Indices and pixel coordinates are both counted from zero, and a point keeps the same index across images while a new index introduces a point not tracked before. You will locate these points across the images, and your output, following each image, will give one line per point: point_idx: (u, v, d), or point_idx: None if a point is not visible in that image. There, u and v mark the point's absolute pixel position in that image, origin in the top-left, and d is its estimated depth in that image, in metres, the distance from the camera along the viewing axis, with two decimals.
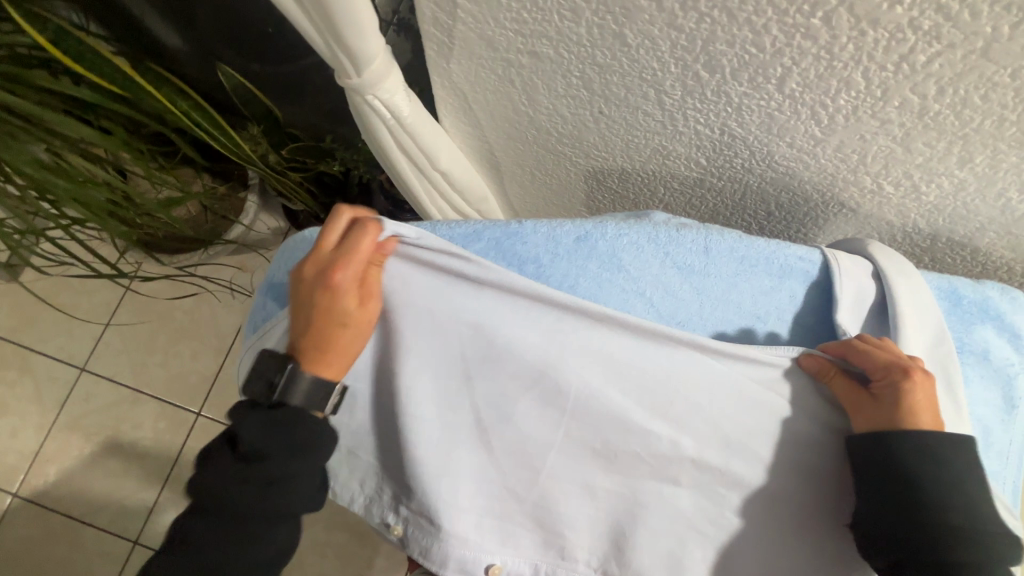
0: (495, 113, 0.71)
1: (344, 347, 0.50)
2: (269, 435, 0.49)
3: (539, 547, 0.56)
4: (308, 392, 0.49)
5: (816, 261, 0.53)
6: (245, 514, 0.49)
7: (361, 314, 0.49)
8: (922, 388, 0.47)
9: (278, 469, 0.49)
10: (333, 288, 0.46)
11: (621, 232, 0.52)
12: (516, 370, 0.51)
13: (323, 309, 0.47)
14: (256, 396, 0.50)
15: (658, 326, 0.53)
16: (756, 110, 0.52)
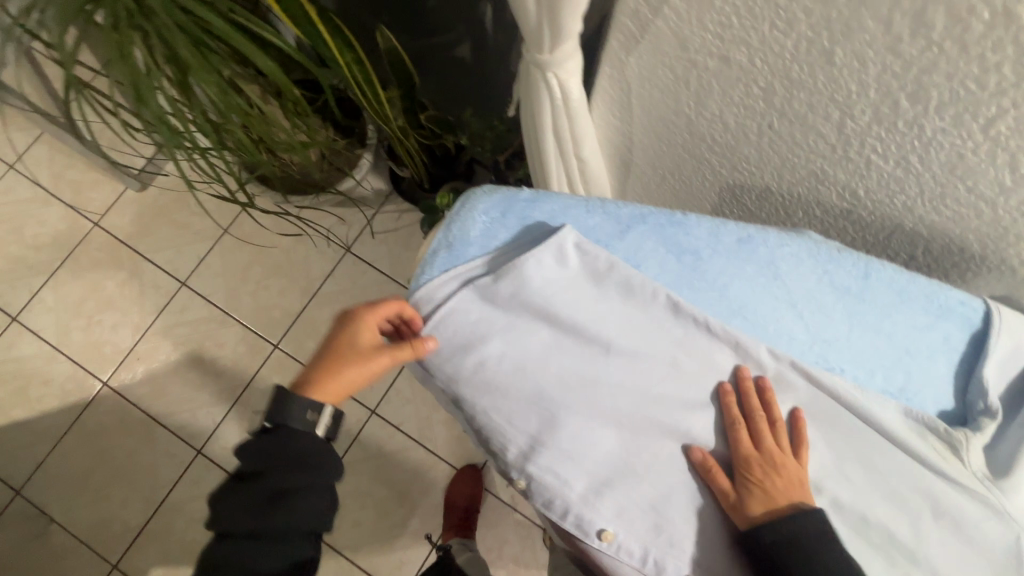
0: (653, 111, 0.73)
1: (349, 378, 0.57)
2: (274, 455, 0.56)
3: (652, 534, 0.51)
4: (302, 412, 0.56)
5: (979, 310, 0.52)
6: (265, 528, 0.54)
7: (369, 359, 0.56)
8: (769, 478, 0.50)
9: (284, 480, 0.55)
10: (359, 324, 0.57)
11: (782, 242, 0.54)
12: (657, 339, 0.53)
13: (343, 336, 0.57)
14: (263, 429, 0.57)
15: (804, 339, 0.53)
16: (946, 148, 0.52)
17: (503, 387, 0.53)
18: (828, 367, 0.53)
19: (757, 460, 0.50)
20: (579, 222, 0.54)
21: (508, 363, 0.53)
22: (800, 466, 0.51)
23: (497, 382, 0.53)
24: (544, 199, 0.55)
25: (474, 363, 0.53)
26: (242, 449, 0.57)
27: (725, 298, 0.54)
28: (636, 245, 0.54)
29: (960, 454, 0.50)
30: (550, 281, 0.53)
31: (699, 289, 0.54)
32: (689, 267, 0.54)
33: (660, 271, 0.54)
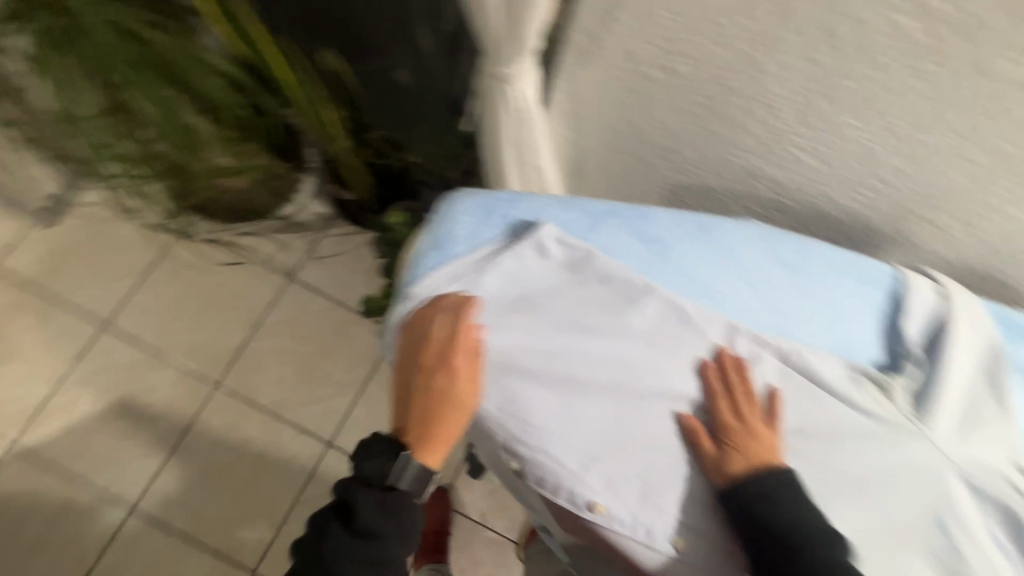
0: (603, 120, 0.80)
1: (455, 426, 0.52)
2: (378, 518, 0.49)
3: (639, 501, 0.52)
4: (411, 479, 0.50)
5: (891, 276, 0.62)
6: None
7: (467, 396, 0.51)
8: (746, 439, 0.52)
9: (389, 552, 0.49)
10: (428, 370, 0.51)
11: (733, 228, 0.61)
12: (635, 317, 0.56)
13: (419, 393, 0.51)
14: (370, 476, 0.50)
15: (761, 312, 0.59)
16: (856, 141, 0.62)
17: (494, 373, 0.53)
18: (784, 335, 0.59)
19: (737, 423, 0.53)
20: (556, 217, 0.58)
21: (496, 352, 0.53)
22: (776, 432, 0.54)
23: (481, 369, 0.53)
24: (523, 199, 0.59)
25: None
26: (348, 480, 0.51)
27: (691, 279, 0.59)
28: (608, 235, 0.58)
29: (890, 396, 0.57)
30: (530, 272, 0.55)
31: (668, 270, 0.58)
32: (657, 253, 0.59)
33: (630, 257, 0.58)
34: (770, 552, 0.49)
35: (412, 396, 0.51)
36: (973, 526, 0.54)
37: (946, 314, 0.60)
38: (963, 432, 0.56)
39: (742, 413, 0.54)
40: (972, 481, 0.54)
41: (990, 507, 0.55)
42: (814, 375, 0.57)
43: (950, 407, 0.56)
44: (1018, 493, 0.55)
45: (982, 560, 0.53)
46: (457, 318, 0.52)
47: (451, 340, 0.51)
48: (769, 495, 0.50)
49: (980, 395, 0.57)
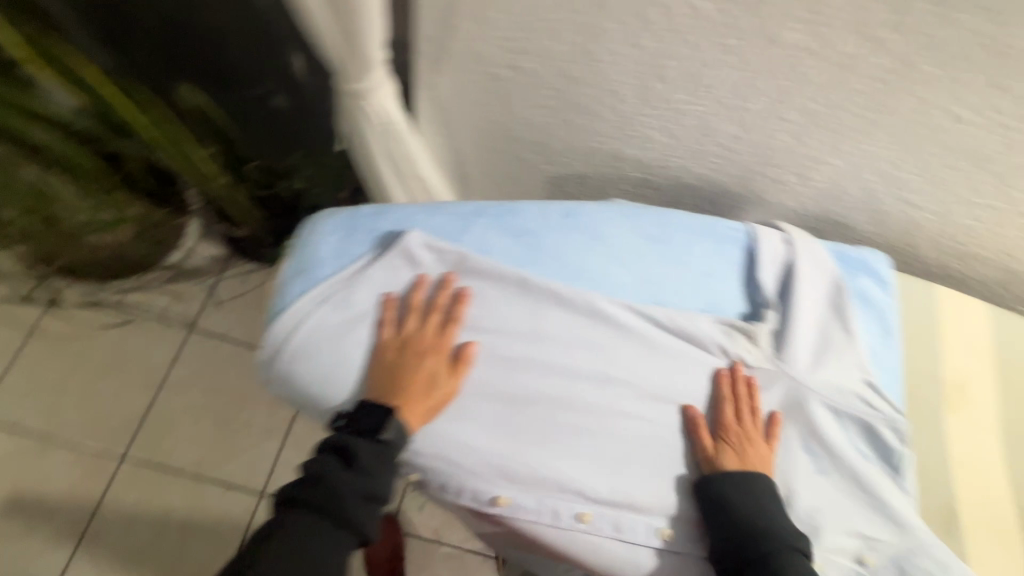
0: (472, 122, 0.81)
1: (433, 410, 0.53)
2: (373, 463, 0.50)
3: (542, 485, 0.53)
4: (399, 429, 0.51)
5: (744, 232, 0.68)
6: (338, 518, 0.49)
7: (451, 384, 0.54)
8: (744, 437, 0.57)
9: (379, 488, 0.50)
10: (419, 350, 0.54)
11: (597, 210, 0.65)
12: (513, 310, 0.58)
13: (406, 367, 0.53)
14: (362, 426, 0.51)
15: (634, 284, 0.63)
16: (693, 114, 0.67)
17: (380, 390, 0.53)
18: (657, 301, 0.63)
19: (742, 423, 0.58)
20: (423, 224, 0.59)
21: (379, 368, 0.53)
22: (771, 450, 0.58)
23: (366, 392, 0.53)
24: (387, 211, 0.59)
25: (341, 378, 0.53)
26: (343, 426, 0.52)
27: (564, 264, 0.61)
28: (478, 234, 0.60)
29: (756, 341, 0.62)
30: (402, 286, 0.56)
31: (541, 258, 0.61)
32: (529, 244, 0.61)
33: (502, 252, 0.60)
34: (740, 541, 0.52)
35: (396, 370, 0.53)
36: (839, 442, 0.60)
37: (791, 259, 0.67)
38: (816, 361, 0.63)
39: (751, 416, 0.59)
40: (833, 403, 0.61)
41: (851, 423, 0.61)
42: (689, 333, 0.62)
43: (803, 342, 0.63)
44: (869, 406, 0.61)
45: (850, 471, 0.59)
46: (460, 311, 0.56)
47: (445, 326, 0.55)
48: (746, 489, 0.54)
49: (827, 325, 0.65)
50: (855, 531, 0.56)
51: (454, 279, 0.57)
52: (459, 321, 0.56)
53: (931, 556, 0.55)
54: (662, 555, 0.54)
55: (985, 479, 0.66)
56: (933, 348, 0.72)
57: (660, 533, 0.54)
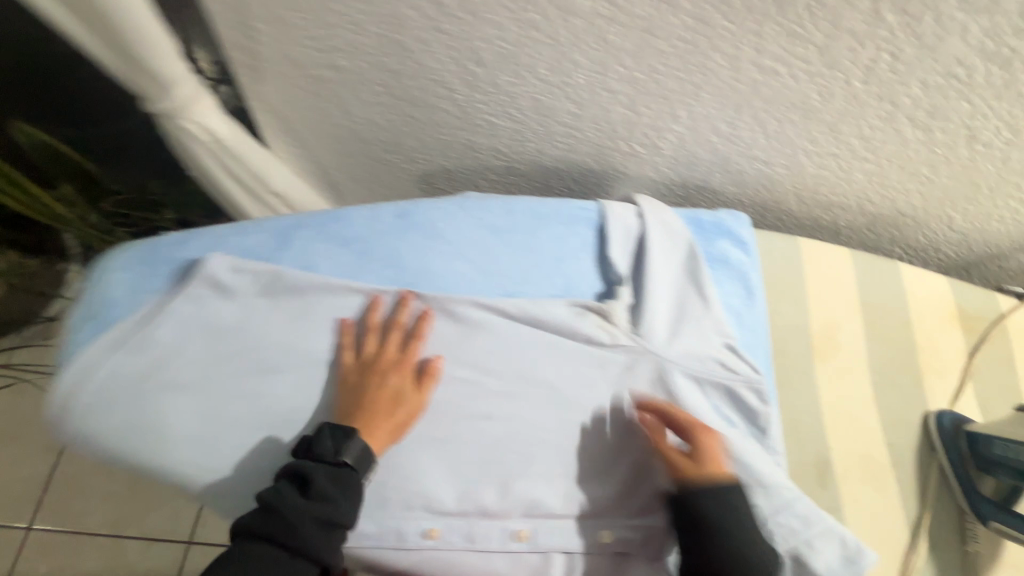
0: (318, 129, 0.77)
1: (399, 430, 0.52)
2: (331, 488, 0.47)
3: (381, 507, 0.50)
4: (358, 452, 0.49)
5: (595, 211, 0.66)
6: (297, 549, 0.45)
7: (417, 401, 0.53)
8: (710, 450, 0.53)
9: (343, 513, 0.47)
10: (383, 369, 0.53)
11: (435, 206, 0.61)
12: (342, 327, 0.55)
13: (370, 388, 0.52)
14: (318, 450, 0.48)
15: (481, 279, 0.60)
16: (526, 96, 0.64)
17: (198, 433, 0.49)
18: (507, 293, 0.60)
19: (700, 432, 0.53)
20: (235, 247, 0.55)
21: (195, 409, 0.49)
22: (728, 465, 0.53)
23: (175, 439, 0.49)
24: (191, 237, 0.54)
25: (148, 427, 0.48)
26: (300, 452, 0.49)
27: (401, 267, 0.58)
28: (300, 249, 0.56)
29: (612, 319, 0.61)
30: (357, 306, 0.55)
31: (373, 266, 0.57)
32: (358, 252, 0.57)
33: (329, 265, 0.56)
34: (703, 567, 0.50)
35: (360, 393, 0.52)
36: (701, 411, 0.59)
37: (643, 231, 0.65)
38: (672, 334, 0.62)
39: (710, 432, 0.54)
40: (692, 372, 0.60)
41: (710, 391, 0.60)
42: (542, 323, 0.59)
43: (658, 314, 0.62)
44: (730, 371, 0.60)
45: None
46: (421, 326, 0.56)
47: (407, 341, 0.55)
48: (716, 513, 0.50)
49: (685, 293, 0.64)
50: None
51: (412, 295, 0.56)
52: (421, 335, 0.56)
53: (795, 513, 0.55)
54: (523, 557, 0.51)
55: (856, 423, 0.67)
56: (800, 300, 0.72)
57: (517, 535, 0.51)
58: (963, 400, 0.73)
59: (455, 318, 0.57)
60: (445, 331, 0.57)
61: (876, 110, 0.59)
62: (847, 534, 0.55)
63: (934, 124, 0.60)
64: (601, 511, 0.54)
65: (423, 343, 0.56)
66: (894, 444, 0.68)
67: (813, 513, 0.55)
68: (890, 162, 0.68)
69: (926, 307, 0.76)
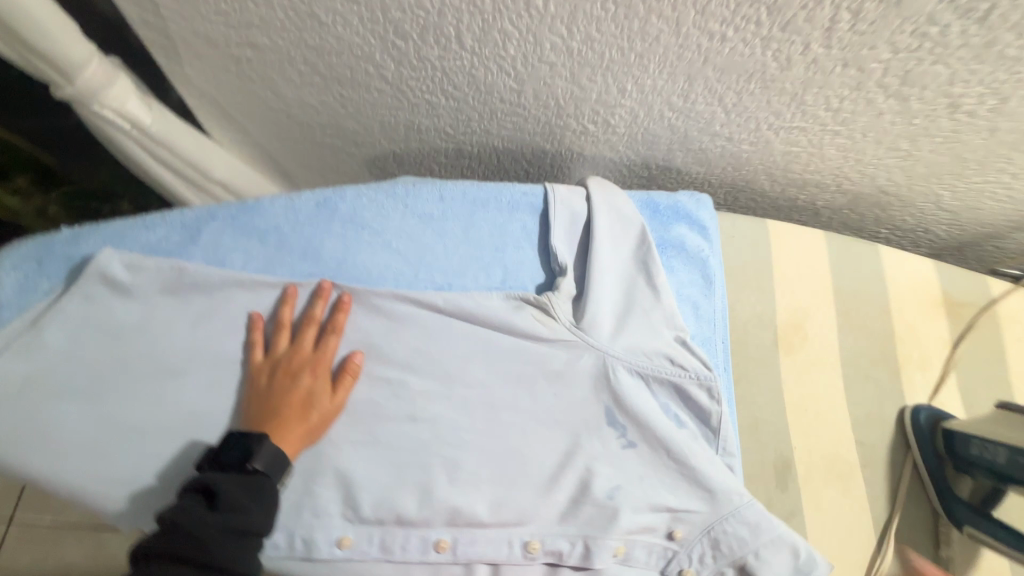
0: (253, 113, 0.73)
1: (313, 433, 0.49)
2: (241, 496, 0.43)
3: (292, 514, 0.47)
4: (270, 456, 0.45)
5: (538, 195, 0.61)
6: (205, 566, 0.41)
7: (332, 401, 0.50)
8: None
9: (258, 521, 0.43)
10: (294, 369, 0.49)
11: (359, 194, 0.57)
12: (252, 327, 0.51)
13: (280, 390, 0.49)
14: (226, 461, 0.45)
15: (409, 271, 0.56)
16: (460, 71, 0.59)
17: (92, 443, 0.46)
18: (437, 286, 0.56)
19: None
20: (138, 242, 0.51)
21: (89, 418, 0.46)
22: None
23: (67, 449, 0.46)
24: (87, 232, 0.50)
25: (38, 437, 0.45)
26: (207, 464, 0.45)
27: (320, 261, 0.54)
28: (208, 243, 0.52)
29: (552, 313, 0.56)
30: (270, 304, 0.52)
31: (289, 260, 0.54)
32: (273, 245, 0.54)
33: (241, 260, 0.53)
34: None
35: (270, 395, 0.48)
36: (648, 411, 0.54)
37: (590, 216, 0.60)
38: (618, 327, 0.57)
39: None
40: (639, 368, 0.55)
41: (657, 388, 0.56)
42: (475, 317, 0.55)
43: (603, 306, 0.57)
44: (678, 367, 0.56)
45: (659, 441, 0.54)
46: (337, 321, 0.52)
47: (323, 338, 0.51)
48: None
49: (633, 282, 0.59)
50: (661, 506, 0.52)
51: (328, 287, 0.52)
52: (337, 332, 0.52)
53: (744, 520, 0.51)
54: (444, 568, 0.48)
55: (824, 419, 0.63)
56: (766, 288, 0.67)
57: (438, 546, 0.48)
58: (945, 393, 0.67)
59: (381, 313, 0.54)
60: (366, 327, 0.53)
61: (843, 78, 0.53)
62: (800, 542, 0.50)
63: (908, 92, 0.54)
64: (531, 520, 0.50)
65: (339, 339, 0.52)
66: (865, 442, 0.63)
67: (765, 522, 0.51)
68: (865, 136, 0.61)
69: (909, 293, 0.70)
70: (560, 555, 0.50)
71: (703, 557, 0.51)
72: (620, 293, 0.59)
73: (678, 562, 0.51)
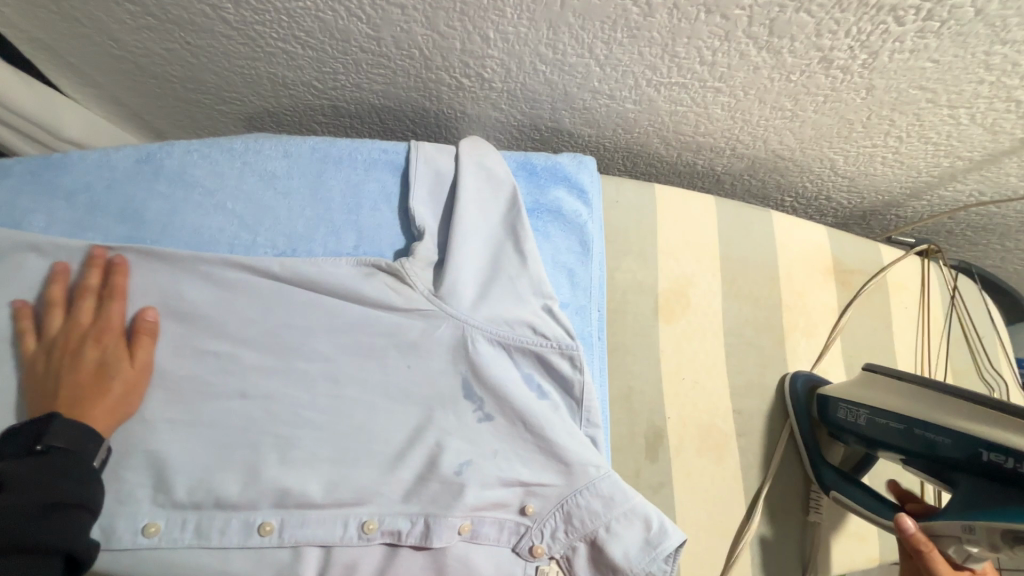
0: (99, 65, 0.66)
1: (118, 403, 0.45)
2: (41, 475, 0.40)
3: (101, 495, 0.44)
4: (71, 431, 0.42)
5: (398, 153, 0.58)
6: (20, 549, 0.38)
7: (131, 365, 0.46)
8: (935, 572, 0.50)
9: (69, 492, 0.40)
10: (76, 345, 0.46)
11: (188, 149, 0.54)
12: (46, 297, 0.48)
13: (61, 370, 0.45)
14: (18, 449, 0.42)
15: (245, 235, 0.52)
16: (306, 15, 0.54)
17: None
18: (276, 251, 0.52)
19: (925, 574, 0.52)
20: None
21: None
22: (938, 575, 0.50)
23: None
24: None
25: None
26: None
27: (142, 222, 0.51)
28: (18, 203, 0.51)
29: (406, 280, 0.51)
30: (36, 286, 0.48)
31: (104, 221, 0.51)
32: (89, 204, 0.51)
33: (52, 221, 0.51)
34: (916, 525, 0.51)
35: (56, 376, 0.45)
36: (510, 383, 0.51)
37: (456, 175, 0.56)
38: (480, 296, 0.52)
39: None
40: (499, 337, 0.51)
41: (521, 361, 0.52)
42: (320, 285, 0.50)
43: (464, 273, 0.52)
44: (539, 335, 0.52)
45: (515, 413, 0.50)
46: (113, 284, 0.48)
47: (103, 304, 0.48)
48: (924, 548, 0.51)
49: (500, 248, 0.55)
50: (513, 480, 0.49)
51: (98, 253, 0.48)
52: (116, 294, 0.48)
53: (597, 493, 0.49)
54: (269, 554, 0.45)
55: (700, 386, 0.61)
56: (649, 256, 0.65)
57: (261, 529, 0.45)
58: (828, 361, 0.66)
59: (210, 280, 0.49)
60: (194, 295, 0.49)
61: (711, 27, 0.50)
62: (654, 515, 0.48)
63: (778, 44, 0.51)
64: (371, 499, 0.47)
65: (126, 303, 0.48)
66: (744, 410, 0.62)
67: (619, 494, 0.49)
68: (749, 94, 0.58)
69: (800, 262, 0.68)
70: (398, 534, 0.47)
71: (556, 533, 0.49)
72: (487, 259, 0.54)
73: (530, 538, 0.49)
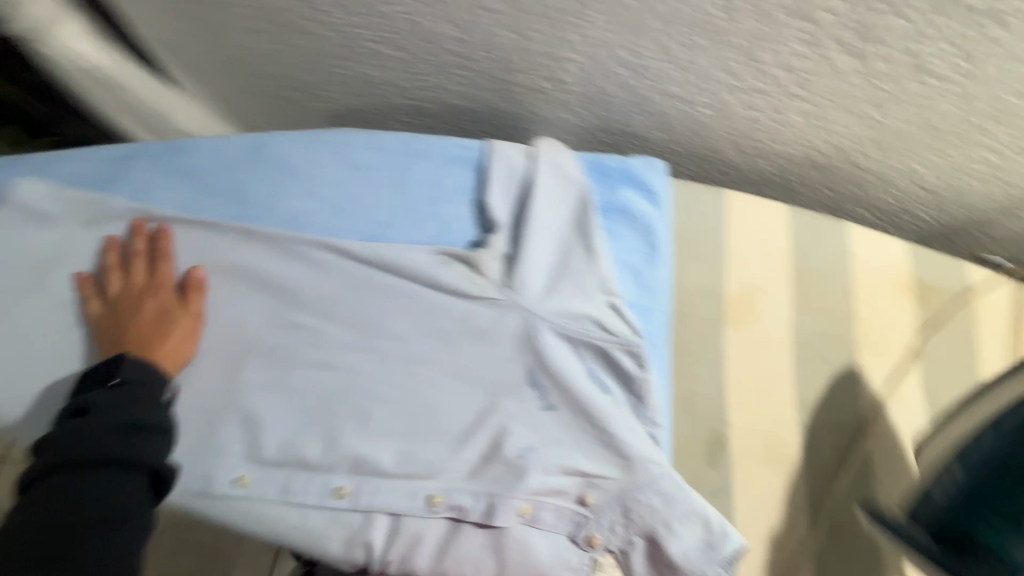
0: (213, 63, 0.74)
1: (178, 346, 0.50)
2: (122, 400, 0.44)
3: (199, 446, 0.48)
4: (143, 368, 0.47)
5: (475, 149, 0.60)
6: (109, 462, 0.42)
7: (188, 314, 0.51)
8: None
9: (146, 415, 0.44)
10: (137, 299, 0.52)
11: (288, 139, 0.59)
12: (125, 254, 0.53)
13: (123, 319, 0.50)
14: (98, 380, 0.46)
15: (334, 220, 0.56)
16: (401, 18, 0.59)
17: None
18: (360, 236, 0.56)
19: None
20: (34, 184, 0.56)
21: None
22: None
23: None
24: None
25: None
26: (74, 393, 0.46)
27: (245, 203, 0.57)
28: (139, 178, 0.57)
29: (480, 269, 0.54)
30: (93, 256, 0.53)
31: (211, 199, 0.57)
32: (201, 184, 0.57)
33: (166, 197, 0.57)
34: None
35: (118, 325, 0.50)
36: (574, 375, 0.52)
37: (530, 172, 0.58)
38: (548, 289, 0.54)
39: None
40: (566, 330, 0.53)
41: (586, 355, 0.53)
42: (400, 270, 0.54)
43: (534, 266, 0.54)
44: (605, 331, 0.53)
45: (578, 405, 0.51)
46: (162, 247, 0.53)
47: (153, 265, 0.53)
48: None
49: (570, 244, 0.57)
50: (573, 470, 0.50)
51: (142, 221, 0.54)
52: (165, 255, 0.53)
53: (657, 490, 0.49)
54: (342, 516, 0.48)
55: (763, 395, 0.60)
56: (716, 261, 0.65)
57: (338, 492, 0.48)
58: (909, 383, 0.62)
59: (303, 260, 0.53)
60: (290, 274, 0.53)
61: (795, 30, 0.50)
62: (714, 517, 0.48)
63: (866, 48, 0.50)
64: (436, 475, 0.49)
65: (172, 263, 0.54)
66: (810, 424, 0.60)
67: (679, 493, 0.49)
68: (830, 100, 0.57)
69: (877, 277, 0.66)
70: (462, 510, 0.49)
71: (613, 525, 0.50)
72: (556, 254, 0.56)
73: (587, 528, 0.50)
